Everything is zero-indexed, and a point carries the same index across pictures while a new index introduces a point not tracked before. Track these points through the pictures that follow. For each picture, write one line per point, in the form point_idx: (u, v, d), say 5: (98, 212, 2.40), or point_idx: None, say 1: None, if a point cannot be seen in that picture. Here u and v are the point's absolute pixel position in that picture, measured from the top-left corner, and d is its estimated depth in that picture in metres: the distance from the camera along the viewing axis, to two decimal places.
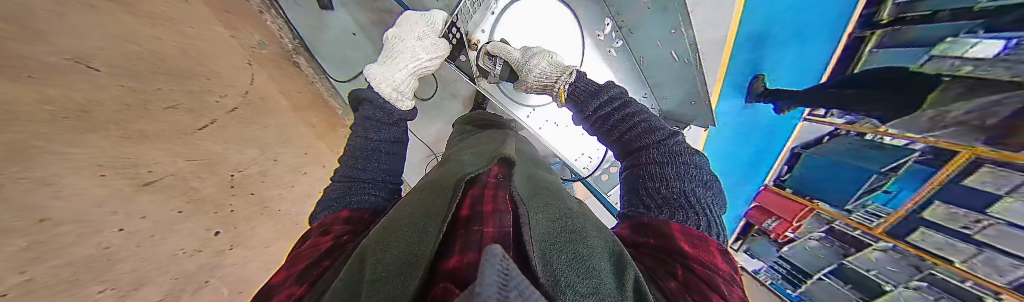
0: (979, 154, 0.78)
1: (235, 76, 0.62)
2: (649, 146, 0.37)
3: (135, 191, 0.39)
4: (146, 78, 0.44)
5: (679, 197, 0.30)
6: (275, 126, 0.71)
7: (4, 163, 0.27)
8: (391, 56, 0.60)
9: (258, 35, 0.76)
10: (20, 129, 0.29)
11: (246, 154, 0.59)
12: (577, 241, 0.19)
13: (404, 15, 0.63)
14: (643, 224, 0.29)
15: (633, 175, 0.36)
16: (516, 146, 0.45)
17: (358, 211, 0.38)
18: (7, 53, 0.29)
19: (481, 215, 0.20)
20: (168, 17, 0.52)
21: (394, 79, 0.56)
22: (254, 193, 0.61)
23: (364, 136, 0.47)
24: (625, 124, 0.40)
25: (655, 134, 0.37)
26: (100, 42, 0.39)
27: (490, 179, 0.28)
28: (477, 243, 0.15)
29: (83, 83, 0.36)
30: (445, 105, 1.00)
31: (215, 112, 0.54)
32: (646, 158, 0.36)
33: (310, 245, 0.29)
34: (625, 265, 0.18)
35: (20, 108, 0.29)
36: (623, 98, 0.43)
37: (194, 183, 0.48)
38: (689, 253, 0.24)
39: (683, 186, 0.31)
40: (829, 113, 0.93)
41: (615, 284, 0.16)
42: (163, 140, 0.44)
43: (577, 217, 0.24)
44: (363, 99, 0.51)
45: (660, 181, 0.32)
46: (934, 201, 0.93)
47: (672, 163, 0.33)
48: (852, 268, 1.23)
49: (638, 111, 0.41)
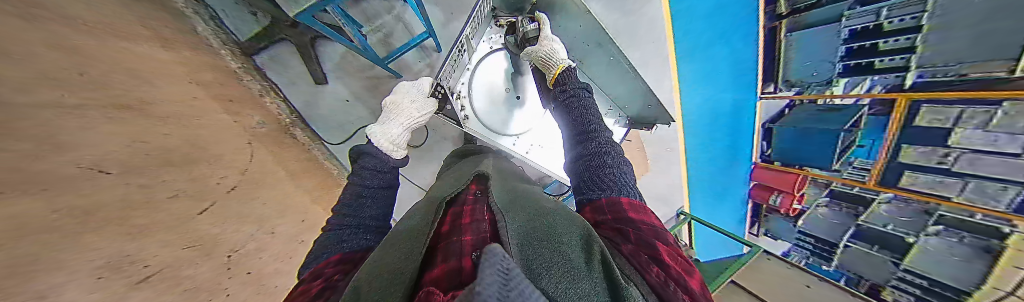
0: (912, 97, 0.89)
1: (236, 156, 0.67)
2: (588, 137, 0.41)
3: (128, 290, 0.37)
4: (150, 173, 0.46)
5: (621, 180, 0.34)
6: (272, 199, 0.74)
7: None
8: (387, 115, 0.64)
9: (259, 116, 0.83)
10: None
11: (242, 231, 0.61)
12: (551, 233, 0.22)
13: (398, 86, 0.70)
14: (601, 205, 0.31)
15: (582, 161, 0.38)
16: (492, 164, 0.48)
17: (352, 252, 0.38)
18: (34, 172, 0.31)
19: (460, 228, 0.24)
20: (178, 114, 0.57)
21: (391, 135, 0.59)
22: (250, 272, 0.60)
23: (358, 183, 0.49)
24: (579, 114, 0.45)
25: (592, 125, 0.43)
26: (114, 147, 0.42)
27: (468, 196, 0.32)
28: (458, 251, 0.19)
29: (90, 187, 0.37)
30: (438, 147, 1.06)
31: (214, 194, 0.57)
32: (586, 148, 0.39)
33: (301, 291, 0.28)
34: (593, 242, 0.21)
35: None
36: (580, 90, 0.49)
37: (189, 271, 0.47)
38: (638, 220, 0.28)
39: (623, 171, 0.36)
40: (779, 89, 1.07)
41: (584, 261, 0.18)
42: (164, 230, 0.45)
43: (550, 212, 0.27)
44: (364, 153, 0.54)
45: (607, 167, 0.36)
46: (902, 145, 0.99)
47: (611, 153, 0.38)
48: (869, 226, 1.23)
49: (587, 103, 0.47)
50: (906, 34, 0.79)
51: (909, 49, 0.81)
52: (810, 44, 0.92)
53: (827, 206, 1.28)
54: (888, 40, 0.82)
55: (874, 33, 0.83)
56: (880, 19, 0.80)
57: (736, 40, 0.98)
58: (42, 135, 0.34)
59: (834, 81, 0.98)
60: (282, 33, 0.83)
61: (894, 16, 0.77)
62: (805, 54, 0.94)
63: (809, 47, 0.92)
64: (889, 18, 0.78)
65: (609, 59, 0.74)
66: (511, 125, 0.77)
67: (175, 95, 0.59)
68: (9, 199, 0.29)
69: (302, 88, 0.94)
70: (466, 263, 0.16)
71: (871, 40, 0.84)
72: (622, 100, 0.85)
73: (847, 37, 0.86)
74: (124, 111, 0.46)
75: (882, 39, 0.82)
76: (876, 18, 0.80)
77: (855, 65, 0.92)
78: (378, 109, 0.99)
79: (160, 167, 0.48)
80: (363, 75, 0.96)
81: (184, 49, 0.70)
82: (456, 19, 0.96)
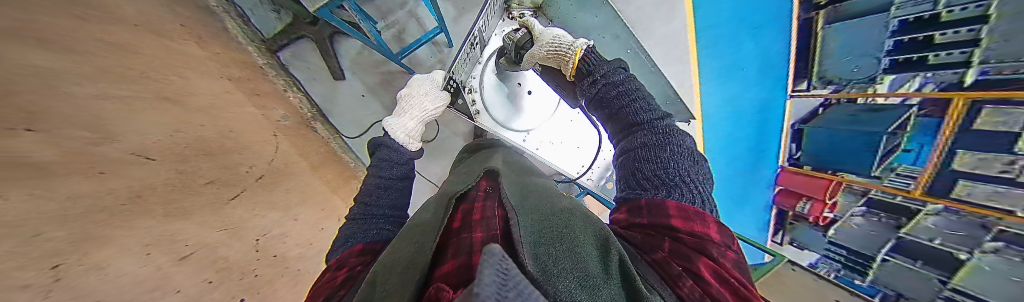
0: (973, 97, 0.74)
1: (263, 147, 0.72)
2: (639, 128, 0.39)
3: (171, 267, 0.42)
4: (189, 161, 0.50)
5: (674, 177, 0.32)
6: (295, 188, 0.79)
7: (67, 249, 0.31)
8: (403, 108, 0.66)
9: (282, 110, 0.88)
10: (80, 220, 0.33)
11: (269, 217, 0.65)
12: (563, 237, 0.22)
13: (413, 79, 0.72)
14: (642, 206, 0.31)
15: (629, 155, 0.38)
16: (502, 160, 0.47)
17: (372, 243, 0.39)
18: (85, 158, 0.35)
19: (469, 224, 0.24)
20: (212, 106, 0.62)
21: (407, 127, 0.62)
22: (276, 255, 0.65)
23: (375, 175, 0.51)
24: (623, 104, 0.43)
25: (643, 113, 0.40)
26: (158, 135, 0.46)
27: (479, 193, 0.33)
28: (467, 249, 0.19)
29: (140, 172, 0.42)
30: (449, 143, 1.08)
31: (245, 181, 0.62)
32: (637, 141, 0.38)
33: (326, 280, 0.30)
34: (610, 248, 0.20)
35: (75, 201, 0.33)
36: (625, 79, 0.46)
37: (224, 251, 0.51)
38: (682, 228, 0.27)
39: (676, 166, 0.33)
40: (813, 87, 0.97)
41: (601, 269, 0.18)
42: (200, 213, 0.49)
43: (564, 214, 0.26)
44: (381, 144, 0.57)
45: (656, 163, 0.34)
46: (957, 151, 0.84)
47: (662, 144, 0.36)
48: (912, 240, 1.08)
49: (634, 90, 0.44)
50: (969, 25, 0.66)
51: (971, 42, 0.68)
52: (848, 39, 0.81)
53: (862, 215, 1.16)
54: (944, 31, 0.69)
55: (928, 25, 0.70)
56: (938, 8, 0.68)
57: (766, 31, 0.92)
58: (92, 126, 0.37)
59: (880, 78, 0.85)
60: (303, 30, 0.87)
61: (956, 4, 0.65)
62: (846, 50, 0.83)
63: (852, 41, 0.81)
64: (950, 6, 0.66)
65: (627, 52, 0.78)
66: (521, 120, 0.77)
67: (208, 89, 0.64)
68: (67, 178, 0.33)
69: (321, 83, 0.98)
70: (473, 262, 0.17)
71: (919, 33, 0.72)
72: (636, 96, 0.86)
73: (896, 29, 0.75)
74: (168, 103, 0.51)
75: (939, 31, 0.70)
76: (935, 6, 0.68)
77: (902, 60, 0.79)
78: (391, 104, 1.02)
79: (197, 155, 0.52)
80: (379, 70, 0.99)
81: (216, 45, 0.75)
82: (467, 15, 0.96)
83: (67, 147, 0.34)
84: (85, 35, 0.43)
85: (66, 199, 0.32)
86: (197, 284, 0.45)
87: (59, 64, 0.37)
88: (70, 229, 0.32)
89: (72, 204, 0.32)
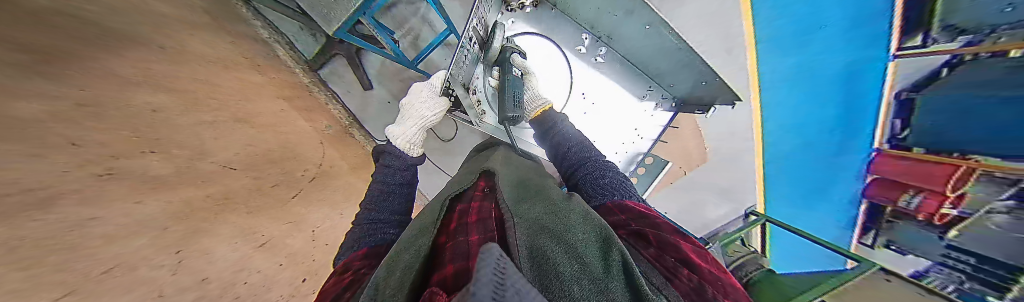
0: None
1: (314, 154, 0.87)
2: (582, 159, 0.53)
3: (253, 252, 0.57)
4: (260, 168, 0.65)
5: (617, 185, 0.43)
6: (341, 187, 0.94)
7: (185, 241, 0.45)
8: (404, 116, 0.70)
9: (327, 121, 1.02)
10: (193, 219, 0.48)
11: (322, 212, 0.83)
12: (561, 233, 0.21)
13: (413, 86, 0.75)
14: (613, 209, 0.35)
15: (580, 177, 0.49)
16: (499, 158, 0.49)
17: (376, 247, 0.41)
18: (194, 172, 0.50)
19: (465, 227, 0.24)
20: (272, 123, 0.76)
21: (407, 134, 0.65)
22: (328, 244, 0.83)
23: (381, 180, 0.55)
24: (566, 144, 0.59)
25: (582, 151, 0.56)
26: (234, 150, 0.60)
27: (475, 193, 0.34)
28: (462, 252, 0.19)
29: (227, 178, 0.56)
30: (468, 141, 1.13)
31: (300, 183, 0.77)
32: (583, 168, 0.50)
33: (333, 281, 0.31)
34: (610, 244, 0.19)
35: (189, 204, 0.48)
36: (567, 129, 0.65)
37: (289, 240, 0.68)
38: (661, 221, 0.29)
39: (614, 178, 0.45)
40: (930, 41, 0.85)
41: (602, 265, 0.17)
42: (269, 211, 0.64)
43: (563, 210, 0.26)
44: (384, 152, 0.61)
45: (599, 177, 0.46)
46: None
47: (600, 166, 0.49)
48: None
49: (571, 136, 0.62)
50: None
51: None
52: None
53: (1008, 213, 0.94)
54: None
55: None
56: None
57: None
58: (193, 145, 0.51)
59: None
60: (334, 49, 0.99)
61: None
62: None
63: None
64: None
65: (644, 27, 0.73)
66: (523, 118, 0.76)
67: (270, 108, 0.79)
68: (178, 188, 0.47)
69: (355, 94, 1.10)
70: (469, 262, 0.16)
71: None
72: (667, 78, 0.88)
73: None
74: (242, 123, 0.66)
75: None
76: None
77: None
78: None
79: (266, 164, 0.67)
80: (400, 78, 1.06)
81: (272, 72, 0.90)
82: None
83: (178, 163, 0.48)
84: (185, 77, 0.57)
85: (180, 202, 0.46)
86: (273, 265, 0.62)
87: (165, 101, 0.50)
88: (185, 225, 0.46)
89: (187, 206, 0.47)
